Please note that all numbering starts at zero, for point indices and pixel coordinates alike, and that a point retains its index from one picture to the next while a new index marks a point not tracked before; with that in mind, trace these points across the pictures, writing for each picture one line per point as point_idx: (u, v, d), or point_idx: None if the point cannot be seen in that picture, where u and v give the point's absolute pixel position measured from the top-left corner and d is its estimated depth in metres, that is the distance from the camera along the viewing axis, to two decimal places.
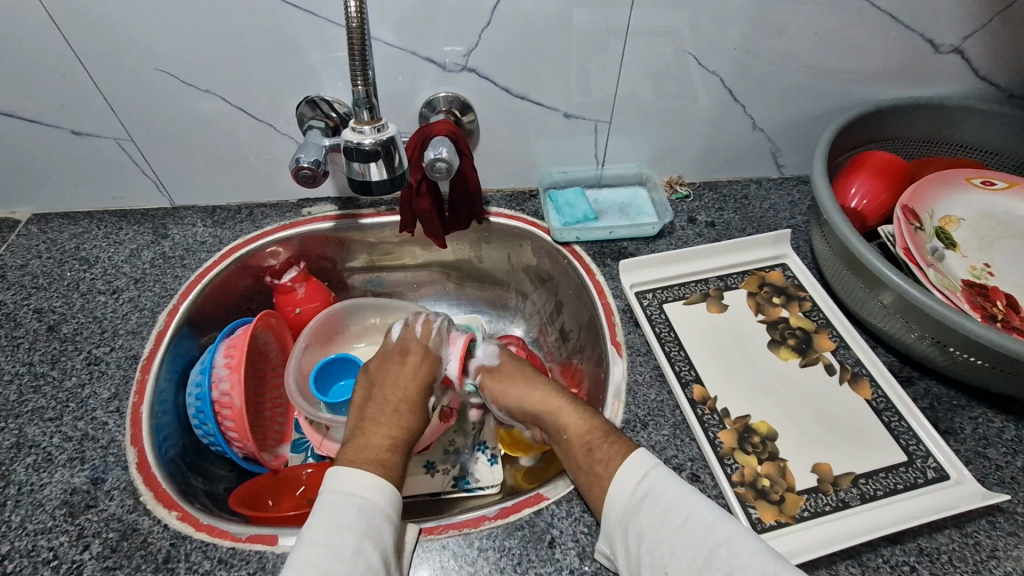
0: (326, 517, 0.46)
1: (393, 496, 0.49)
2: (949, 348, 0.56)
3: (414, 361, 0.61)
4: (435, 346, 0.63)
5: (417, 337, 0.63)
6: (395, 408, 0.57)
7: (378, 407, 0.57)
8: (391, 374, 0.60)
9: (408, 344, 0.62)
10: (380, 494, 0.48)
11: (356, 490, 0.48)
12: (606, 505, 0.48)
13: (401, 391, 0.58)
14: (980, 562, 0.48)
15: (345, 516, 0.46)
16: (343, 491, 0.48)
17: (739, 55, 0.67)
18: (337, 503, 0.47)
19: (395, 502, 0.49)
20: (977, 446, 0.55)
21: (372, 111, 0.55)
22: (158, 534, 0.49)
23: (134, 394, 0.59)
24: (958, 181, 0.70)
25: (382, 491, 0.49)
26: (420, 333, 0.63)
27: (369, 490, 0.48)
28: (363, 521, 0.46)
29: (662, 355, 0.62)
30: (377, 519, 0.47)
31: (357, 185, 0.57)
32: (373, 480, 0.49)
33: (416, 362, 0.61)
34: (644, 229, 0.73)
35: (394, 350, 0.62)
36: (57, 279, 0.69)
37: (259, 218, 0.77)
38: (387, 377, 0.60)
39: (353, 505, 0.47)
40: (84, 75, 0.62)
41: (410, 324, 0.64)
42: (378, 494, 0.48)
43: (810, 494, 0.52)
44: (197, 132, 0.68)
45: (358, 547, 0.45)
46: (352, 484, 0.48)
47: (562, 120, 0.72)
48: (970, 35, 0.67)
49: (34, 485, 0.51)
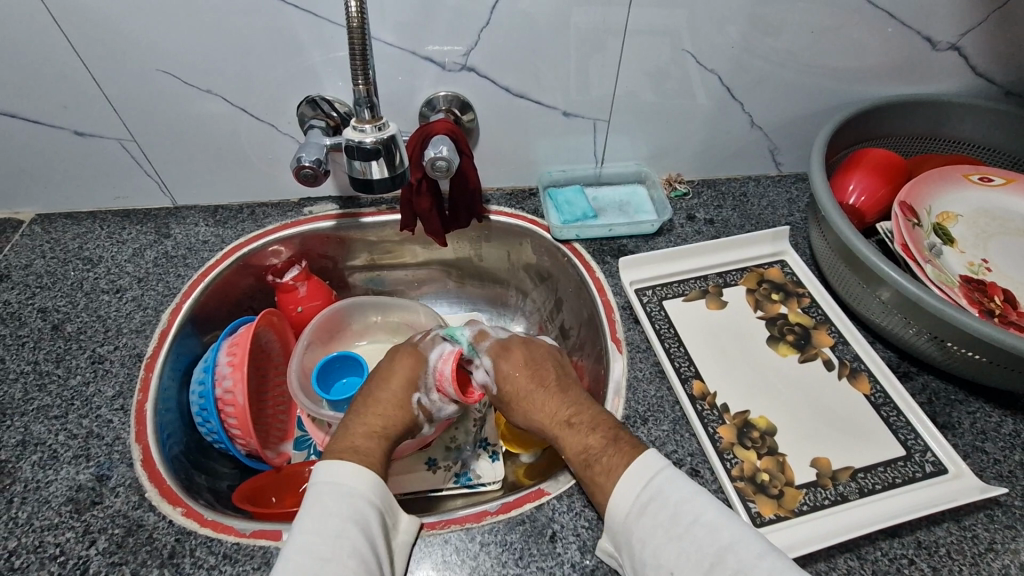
0: (313, 505, 0.47)
1: (378, 483, 0.50)
2: (946, 343, 0.56)
3: (406, 363, 0.62)
4: (428, 348, 0.63)
5: (413, 342, 0.64)
6: (385, 406, 0.58)
7: (371, 404, 0.59)
8: (385, 374, 0.61)
9: (402, 348, 0.64)
10: (364, 481, 0.49)
11: (339, 477, 0.49)
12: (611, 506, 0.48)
13: (392, 389, 0.59)
14: (978, 555, 0.49)
15: (330, 502, 0.47)
16: (327, 480, 0.49)
17: (736, 54, 0.67)
18: (323, 491, 0.48)
19: (380, 489, 0.50)
20: (974, 441, 0.56)
21: (373, 110, 0.55)
22: (163, 530, 0.50)
23: (139, 392, 0.59)
24: (956, 178, 0.70)
25: (366, 477, 0.49)
26: (418, 339, 0.65)
27: (353, 477, 0.49)
28: (348, 508, 0.47)
29: (661, 351, 0.62)
30: (363, 506, 0.48)
31: (358, 183, 0.58)
32: (357, 469, 0.50)
33: (409, 363, 0.62)
34: (643, 227, 0.74)
35: (391, 354, 0.64)
36: (61, 279, 0.69)
37: (260, 217, 0.77)
38: (381, 376, 0.61)
39: (337, 491, 0.48)
40: (87, 75, 0.62)
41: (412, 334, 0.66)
42: (362, 480, 0.49)
43: (810, 488, 0.53)
44: (199, 132, 0.69)
45: (343, 532, 0.45)
46: (335, 472, 0.49)
47: (561, 119, 0.72)
48: (967, 33, 0.67)
49: (40, 482, 0.52)
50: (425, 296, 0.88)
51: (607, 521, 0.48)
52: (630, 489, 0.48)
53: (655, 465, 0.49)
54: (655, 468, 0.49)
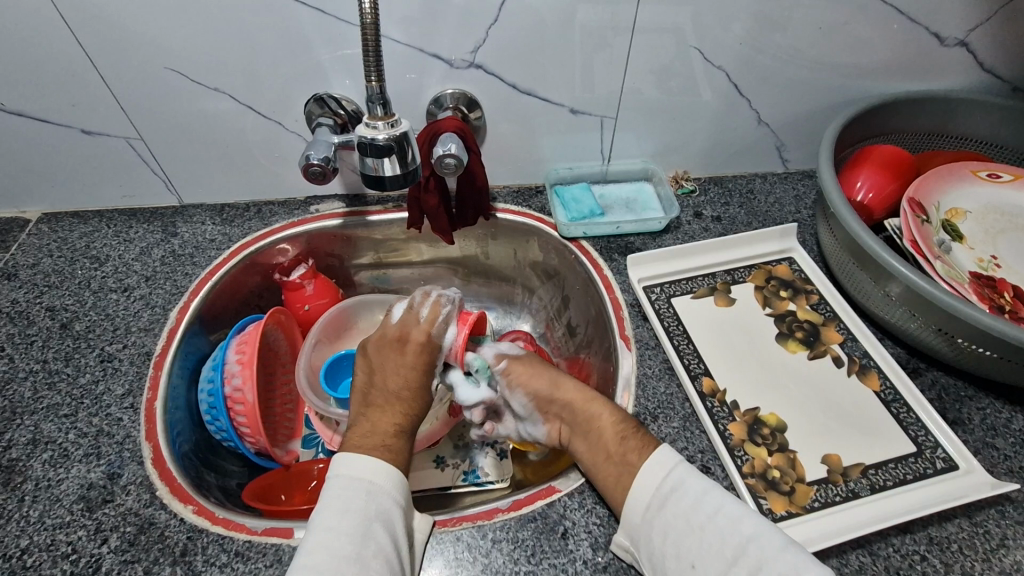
0: (335, 502, 0.47)
1: (400, 481, 0.50)
2: (956, 339, 0.56)
3: (415, 348, 0.59)
4: (439, 330, 0.61)
5: (421, 321, 0.61)
6: (397, 397, 0.57)
7: (380, 395, 0.57)
8: (391, 363, 0.58)
9: (409, 329, 0.60)
10: (386, 478, 0.49)
11: (362, 474, 0.49)
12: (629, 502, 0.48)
13: (403, 379, 0.58)
14: (989, 551, 0.48)
15: (353, 499, 0.47)
16: (349, 476, 0.48)
17: (744, 51, 0.67)
18: (344, 487, 0.48)
19: (401, 486, 0.50)
20: (985, 436, 0.56)
21: (386, 107, 0.55)
22: (175, 528, 0.50)
23: (148, 390, 0.59)
24: (963, 174, 0.70)
25: (388, 474, 0.49)
26: (425, 316, 0.61)
27: (375, 474, 0.49)
28: (371, 505, 0.47)
29: (670, 349, 0.62)
30: (385, 503, 0.48)
31: (370, 180, 0.58)
32: (381, 467, 0.49)
33: (417, 348, 0.59)
34: (650, 224, 0.74)
35: (396, 334, 0.60)
36: (69, 277, 0.69)
37: (267, 216, 0.77)
38: (389, 364, 0.58)
39: (360, 488, 0.48)
40: (94, 74, 0.62)
41: (415, 306, 0.62)
42: (384, 477, 0.49)
43: (820, 485, 0.53)
44: (206, 131, 0.69)
45: (367, 530, 0.45)
46: (358, 468, 0.49)
47: (568, 116, 0.72)
48: (974, 29, 0.67)
49: (51, 480, 0.52)
50: None
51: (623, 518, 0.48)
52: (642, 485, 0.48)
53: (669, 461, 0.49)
54: (668, 465, 0.49)
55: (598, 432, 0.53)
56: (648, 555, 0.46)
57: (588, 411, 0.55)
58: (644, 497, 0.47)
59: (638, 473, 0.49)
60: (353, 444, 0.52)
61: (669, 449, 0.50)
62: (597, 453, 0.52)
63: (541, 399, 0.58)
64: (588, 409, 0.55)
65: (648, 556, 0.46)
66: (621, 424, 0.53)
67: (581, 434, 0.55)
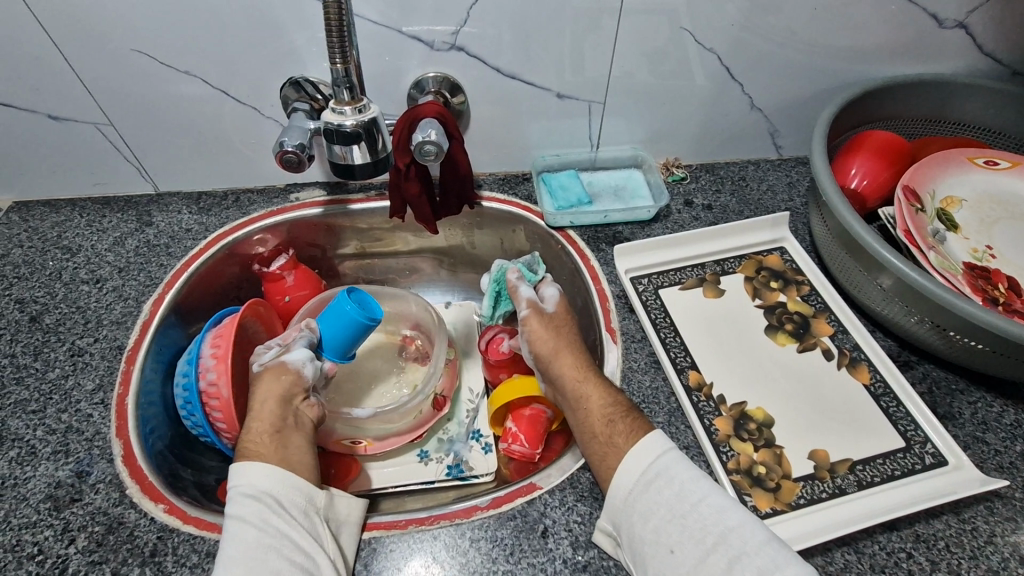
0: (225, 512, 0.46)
1: (269, 470, 0.47)
2: (948, 332, 0.55)
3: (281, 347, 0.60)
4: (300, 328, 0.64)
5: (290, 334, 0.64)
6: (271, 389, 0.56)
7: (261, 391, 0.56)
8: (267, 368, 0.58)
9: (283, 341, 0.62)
10: (250, 474, 0.47)
11: (259, 483, 0.47)
12: (614, 482, 0.48)
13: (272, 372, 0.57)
14: (977, 548, 0.48)
15: (230, 506, 0.46)
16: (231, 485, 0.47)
17: (736, 32, 0.65)
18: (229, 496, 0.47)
19: (275, 475, 0.47)
20: (975, 431, 0.55)
21: (352, 91, 0.53)
22: (144, 528, 0.48)
23: (120, 385, 0.57)
24: (960, 162, 0.68)
25: (252, 469, 0.47)
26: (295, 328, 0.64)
27: (240, 475, 0.47)
28: (249, 504, 0.46)
29: (657, 342, 0.61)
30: (273, 504, 0.46)
31: (339, 168, 0.56)
32: (246, 465, 0.48)
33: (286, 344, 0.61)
34: (639, 213, 0.72)
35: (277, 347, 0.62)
36: (38, 268, 0.67)
37: (245, 204, 0.75)
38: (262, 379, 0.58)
39: (255, 500, 0.46)
40: (57, 55, 0.59)
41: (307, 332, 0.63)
42: (246, 474, 0.47)
43: (807, 481, 0.52)
44: (179, 116, 0.66)
45: (244, 528, 0.44)
46: (254, 477, 0.47)
47: (555, 101, 0.70)
48: (974, 10, 0.64)
49: (18, 479, 0.50)
50: (416, 285, 0.86)
51: (613, 486, 0.48)
52: (629, 467, 0.47)
53: (658, 449, 0.48)
54: (658, 451, 0.48)
55: (586, 411, 0.53)
56: (627, 541, 0.45)
57: (578, 391, 0.55)
58: (631, 476, 0.47)
59: (625, 457, 0.48)
60: (242, 448, 0.50)
61: (660, 434, 0.49)
62: (585, 432, 0.52)
63: (541, 364, 0.58)
64: (577, 388, 0.55)
65: (626, 539, 0.45)
66: (611, 407, 0.52)
67: (569, 409, 0.55)
